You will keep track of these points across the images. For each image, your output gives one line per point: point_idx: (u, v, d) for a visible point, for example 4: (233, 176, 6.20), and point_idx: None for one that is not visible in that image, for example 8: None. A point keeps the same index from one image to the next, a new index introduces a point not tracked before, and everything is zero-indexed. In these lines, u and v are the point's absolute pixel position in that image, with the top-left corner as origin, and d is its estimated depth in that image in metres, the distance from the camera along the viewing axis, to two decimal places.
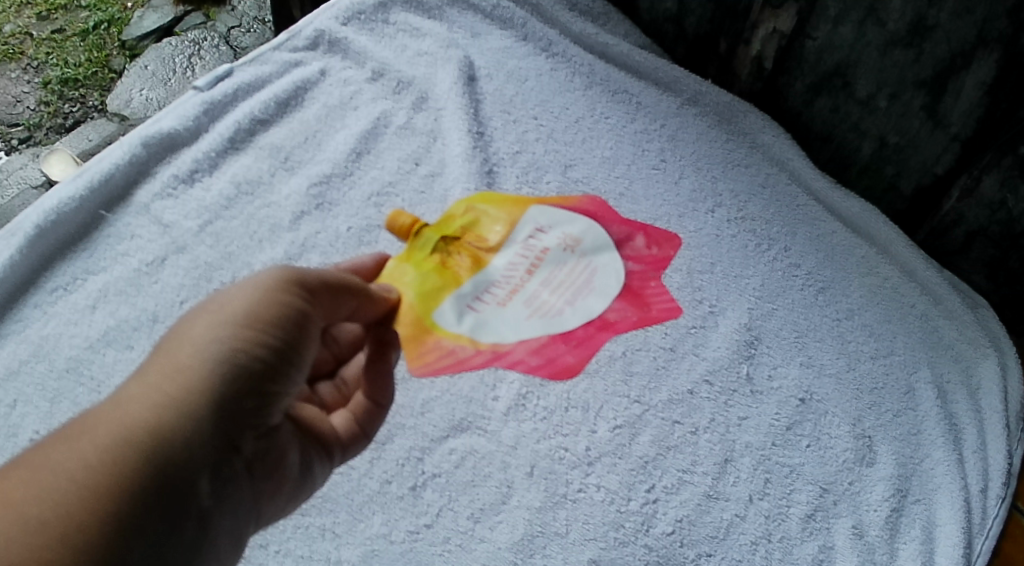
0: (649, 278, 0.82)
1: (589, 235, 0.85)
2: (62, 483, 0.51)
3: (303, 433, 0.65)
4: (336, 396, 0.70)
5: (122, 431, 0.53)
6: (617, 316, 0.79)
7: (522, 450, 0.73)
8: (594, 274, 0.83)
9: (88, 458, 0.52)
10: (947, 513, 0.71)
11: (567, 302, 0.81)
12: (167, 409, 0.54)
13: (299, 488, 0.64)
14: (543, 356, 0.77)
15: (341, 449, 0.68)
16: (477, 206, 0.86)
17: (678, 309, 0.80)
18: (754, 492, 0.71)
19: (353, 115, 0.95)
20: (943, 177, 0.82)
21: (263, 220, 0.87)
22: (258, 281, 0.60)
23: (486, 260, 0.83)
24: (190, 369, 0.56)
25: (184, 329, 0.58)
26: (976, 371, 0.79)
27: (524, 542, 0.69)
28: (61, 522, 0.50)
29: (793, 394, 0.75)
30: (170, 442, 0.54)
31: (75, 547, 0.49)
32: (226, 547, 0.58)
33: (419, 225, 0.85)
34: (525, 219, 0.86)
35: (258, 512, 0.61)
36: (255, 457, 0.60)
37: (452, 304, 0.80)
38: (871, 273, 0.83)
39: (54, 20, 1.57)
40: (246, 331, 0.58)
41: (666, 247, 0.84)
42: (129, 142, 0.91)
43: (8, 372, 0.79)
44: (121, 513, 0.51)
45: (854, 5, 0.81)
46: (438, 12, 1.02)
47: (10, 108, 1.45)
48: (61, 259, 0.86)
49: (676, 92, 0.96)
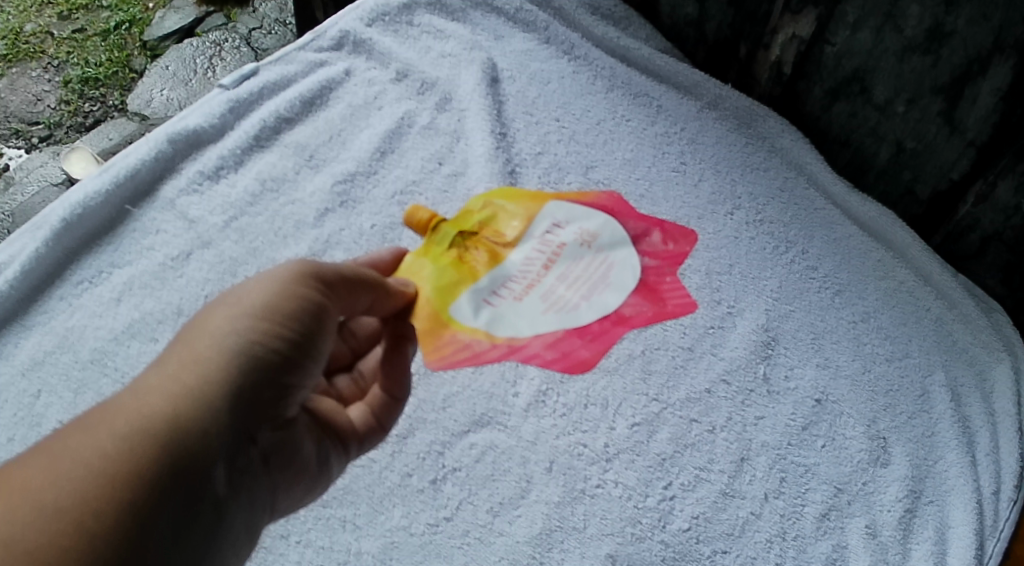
0: (665, 274, 0.83)
1: (606, 231, 0.86)
2: (79, 470, 0.51)
3: (320, 426, 0.65)
4: (354, 389, 0.71)
5: (140, 420, 0.53)
6: (633, 311, 0.80)
7: (542, 445, 0.74)
8: (611, 269, 0.83)
9: (106, 446, 0.52)
10: (961, 515, 0.72)
11: (583, 297, 0.80)
12: (185, 398, 0.55)
13: (313, 480, 0.65)
14: (558, 350, 0.77)
15: (357, 442, 0.68)
16: (495, 202, 0.88)
17: (694, 304, 0.81)
18: (770, 491, 0.72)
19: (378, 115, 0.96)
20: (959, 182, 0.83)
21: (287, 216, 0.89)
22: (277, 274, 0.61)
23: (503, 255, 0.83)
24: (208, 359, 0.57)
25: (201, 322, 0.59)
26: (990, 375, 0.80)
27: (542, 536, 0.70)
28: (78, 508, 0.50)
29: (809, 395, 0.76)
30: (187, 431, 0.54)
31: (93, 534, 0.49)
32: (240, 537, 0.58)
33: (437, 221, 0.85)
34: (542, 215, 0.87)
35: (271, 503, 0.62)
36: (270, 449, 0.60)
37: (468, 298, 0.78)
38: (887, 277, 0.84)
39: (76, 20, 1.60)
40: (264, 323, 0.59)
41: (682, 243, 0.85)
42: (155, 138, 0.92)
43: (34, 362, 0.81)
44: (139, 501, 0.51)
45: (872, 11, 0.82)
46: (462, 15, 1.04)
47: (31, 106, 1.47)
48: (87, 253, 0.87)
49: (696, 96, 0.98)
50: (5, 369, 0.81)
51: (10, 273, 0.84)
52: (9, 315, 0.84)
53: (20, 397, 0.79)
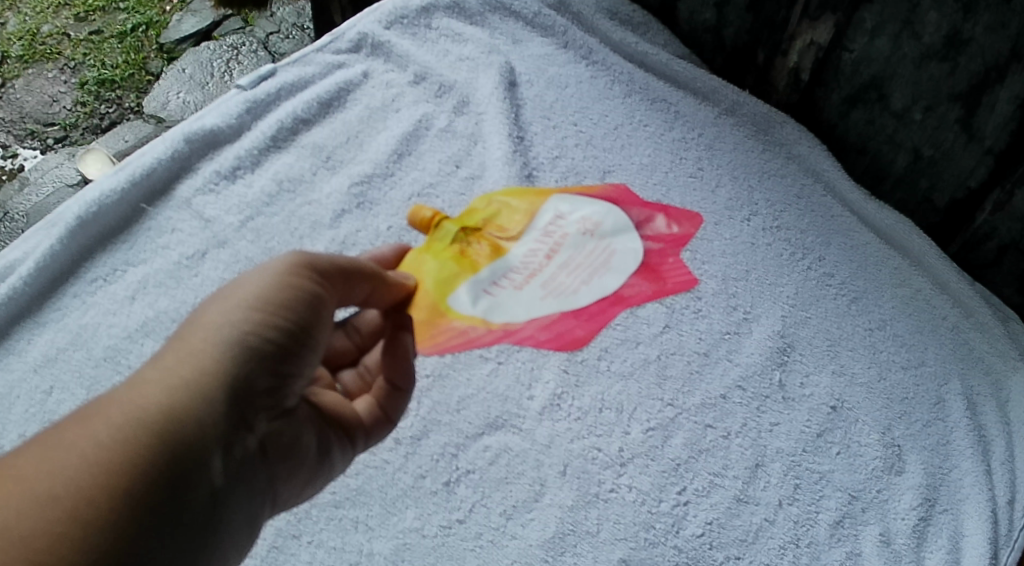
0: (668, 255, 0.84)
1: (609, 219, 0.87)
2: (73, 460, 0.51)
3: (322, 418, 0.65)
4: (359, 383, 0.70)
5: (135, 411, 0.53)
6: (631, 291, 0.82)
7: (556, 449, 0.74)
8: (612, 255, 0.85)
9: (101, 437, 0.52)
10: (975, 524, 0.71)
11: (582, 282, 0.83)
12: (180, 390, 0.55)
13: (315, 473, 0.64)
14: (552, 331, 0.79)
15: (363, 434, 0.68)
16: (498, 198, 0.88)
17: (694, 280, 0.83)
18: (784, 497, 0.72)
19: (395, 117, 0.97)
20: (977, 191, 0.83)
21: (303, 217, 0.89)
22: (271, 266, 0.61)
23: (505, 248, 0.85)
24: (203, 352, 0.57)
25: (197, 316, 0.59)
26: (1006, 384, 0.79)
27: (555, 540, 0.70)
28: (72, 497, 0.50)
29: (825, 402, 0.76)
30: (182, 422, 0.54)
31: (87, 522, 0.49)
32: (241, 530, 0.57)
33: (439, 219, 0.86)
34: (545, 208, 0.88)
35: (272, 496, 0.61)
36: (268, 439, 0.60)
37: (468, 288, 0.81)
38: (904, 284, 0.84)
39: (93, 21, 1.61)
40: (257, 314, 0.59)
41: (687, 225, 0.87)
42: (171, 137, 0.93)
43: (47, 359, 0.81)
44: (135, 491, 0.51)
45: (891, 18, 0.82)
46: (480, 18, 1.04)
47: (48, 107, 1.48)
48: (102, 251, 0.88)
49: (714, 102, 0.98)
50: (19, 365, 0.81)
51: (23, 270, 0.84)
52: (23, 312, 0.84)
53: (33, 393, 0.79)
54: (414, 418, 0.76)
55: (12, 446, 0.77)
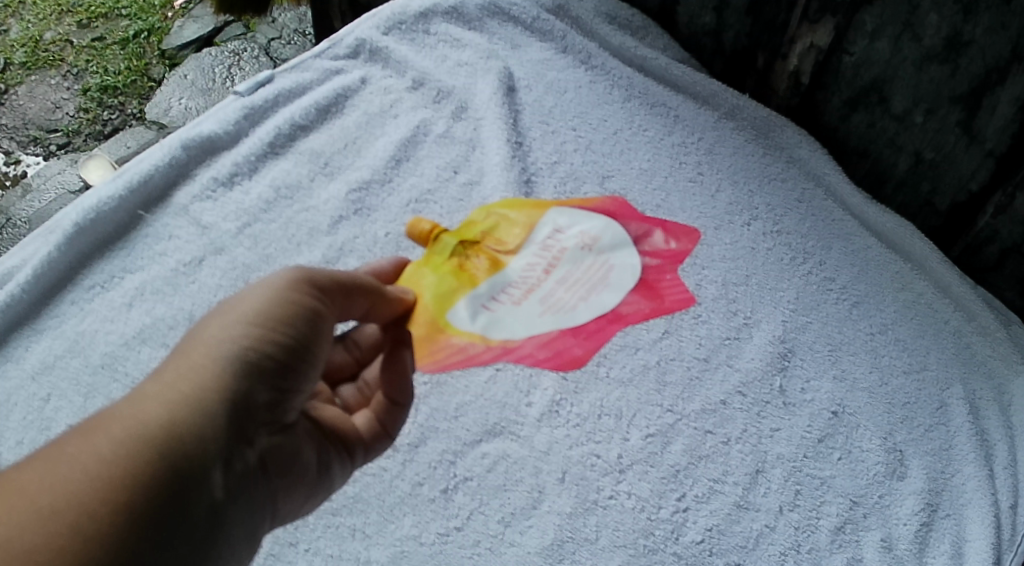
0: (665, 272, 0.83)
1: (608, 234, 0.87)
2: (75, 474, 0.50)
3: (323, 434, 0.65)
4: (359, 398, 0.70)
5: (135, 426, 0.53)
6: (630, 309, 0.81)
7: (555, 456, 0.73)
8: (611, 271, 0.84)
9: (102, 452, 0.51)
10: (977, 529, 0.71)
11: (581, 299, 0.82)
12: (181, 405, 0.54)
13: (315, 487, 0.64)
14: (551, 349, 0.79)
15: (363, 450, 0.68)
16: (497, 211, 0.88)
17: (691, 299, 0.82)
18: (785, 504, 0.71)
19: (393, 122, 0.97)
20: (978, 194, 0.83)
21: (301, 224, 0.89)
22: (271, 281, 0.61)
23: (503, 263, 0.85)
24: (203, 368, 0.56)
25: (198, 331, 0.59)
26: (1008, 388, 0.79)
27: (554, 547, 0.69)
28: (74, 512, 0.49)
29: (826, 407, 0.76)
30: (182, 437, 0.54)
31: (89, 537, 0.49)
32: (240, 543, 0.57)
33: (438, 232, 0.86)
34: (545, 220, 0.88)
35: (272, 510, 0.61)
36: (268, 454, 0.59)
37: (467, 304, 0.81)
38: (905, 288, 0.83)
39: (95, 28, 1.62)
40: (257, 330, 0.58)
41: (685, 241, 0.86)
42: (169, 144, 0.93)
43: (45, 365, 0.81)
44: (135, 505, 0.50)
45: (891, 20, 0.81)
46: (479, 24, 1.04)
47: (50, 114, 1.49)
48: (99, 258, 0.87)
49: (713, 106, 0.97)
50: (17, 373, 0.81)
51: (21, 277, 0.84)
52: (21, 318, 0.84)
53: (31, 401, 0.79)
54: (412, 425, 0.76)
55: (11, 454, 0.77)
